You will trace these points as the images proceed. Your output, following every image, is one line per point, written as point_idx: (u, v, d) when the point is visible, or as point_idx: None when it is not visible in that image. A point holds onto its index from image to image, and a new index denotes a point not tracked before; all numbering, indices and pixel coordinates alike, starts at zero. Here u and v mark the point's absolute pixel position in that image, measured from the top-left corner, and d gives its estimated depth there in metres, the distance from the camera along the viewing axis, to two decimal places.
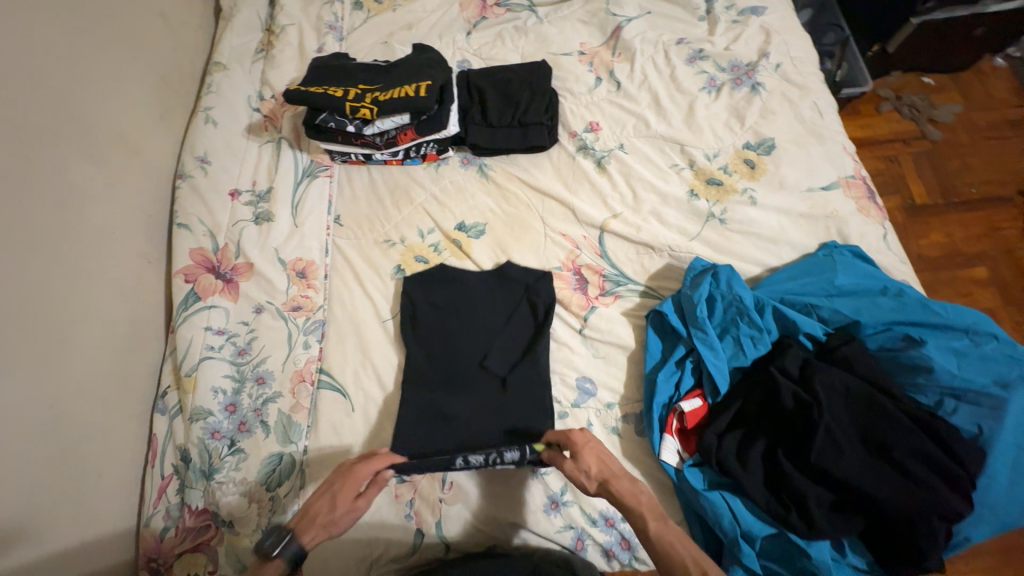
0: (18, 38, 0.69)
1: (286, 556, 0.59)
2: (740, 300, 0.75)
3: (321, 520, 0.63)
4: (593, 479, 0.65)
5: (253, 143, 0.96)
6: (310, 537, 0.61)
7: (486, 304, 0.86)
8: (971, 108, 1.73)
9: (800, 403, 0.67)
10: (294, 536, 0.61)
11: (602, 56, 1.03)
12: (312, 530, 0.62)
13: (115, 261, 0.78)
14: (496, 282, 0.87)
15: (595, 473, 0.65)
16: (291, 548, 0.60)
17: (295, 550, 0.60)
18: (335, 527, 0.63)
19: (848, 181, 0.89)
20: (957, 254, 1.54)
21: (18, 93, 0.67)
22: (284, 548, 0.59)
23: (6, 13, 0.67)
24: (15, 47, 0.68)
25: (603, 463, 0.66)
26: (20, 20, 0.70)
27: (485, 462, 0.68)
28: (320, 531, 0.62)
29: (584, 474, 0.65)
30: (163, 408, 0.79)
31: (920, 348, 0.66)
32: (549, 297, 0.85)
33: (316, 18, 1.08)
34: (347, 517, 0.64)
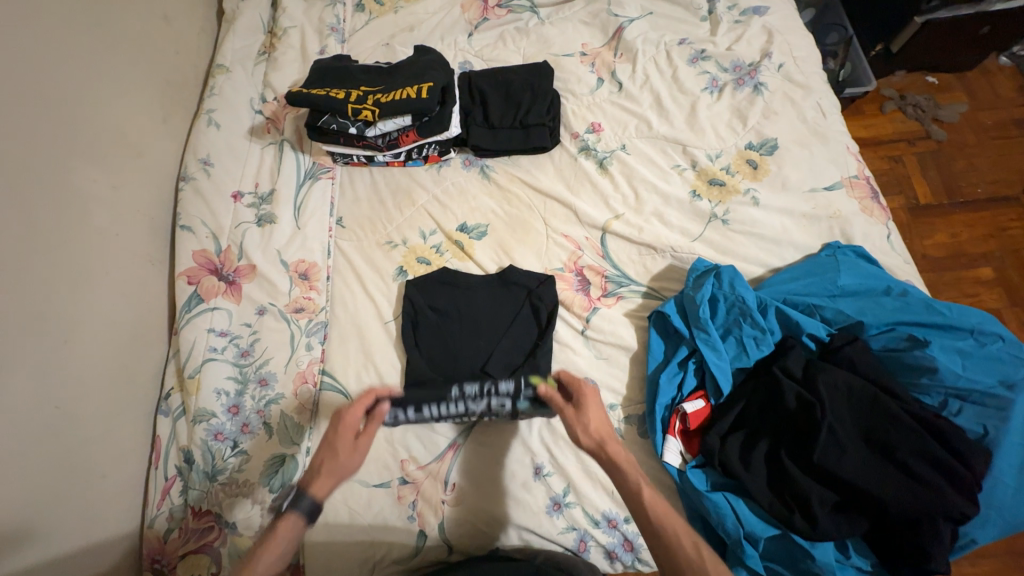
0: (22, 42, 0.69)
1: (301, 511, 0.59)
2: (743, 300, 0.74)
3: (324, 474, 0.61)
4: (591, 434, 0.62)
5: (255, 145, 0.96)
6: (318, 490, 0.60)
7: (486, 306, 0.85)
8: (976, 107, 1.72)
9: (802, 403, 0.66)
10: (305, 492, 0.60)
11: (604, 57, 1.03)
12: (319, 485, 0.60)
13: (118, 263, 0.79)
14: (498, 283, 0.87)
15: (592, 429, 0.62)
16: (301, 504, 0.59)
17: (308, 504, 0.59)
18: (339, 476, 0.62)
19: (852, 182, 0.88)
20: (963, 254, 1.53)
21: (22, 95, 0.68)
22: (295, 504, 0.60)
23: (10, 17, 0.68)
24: (19, 51, 0.68)
25: (603, 423, 0.63)
26: (23, 23, 0.70)
27: (480, 391, 0.71)
28: (326, 485, 0.61)
29: (581, 425, 0.63)
30: (166, 410, 0.79)
31: (924, 349, 0.65)
32: (551, 297, 0.84)
33: (318, 20, 1.08)
34: (349, 463, 0.62)
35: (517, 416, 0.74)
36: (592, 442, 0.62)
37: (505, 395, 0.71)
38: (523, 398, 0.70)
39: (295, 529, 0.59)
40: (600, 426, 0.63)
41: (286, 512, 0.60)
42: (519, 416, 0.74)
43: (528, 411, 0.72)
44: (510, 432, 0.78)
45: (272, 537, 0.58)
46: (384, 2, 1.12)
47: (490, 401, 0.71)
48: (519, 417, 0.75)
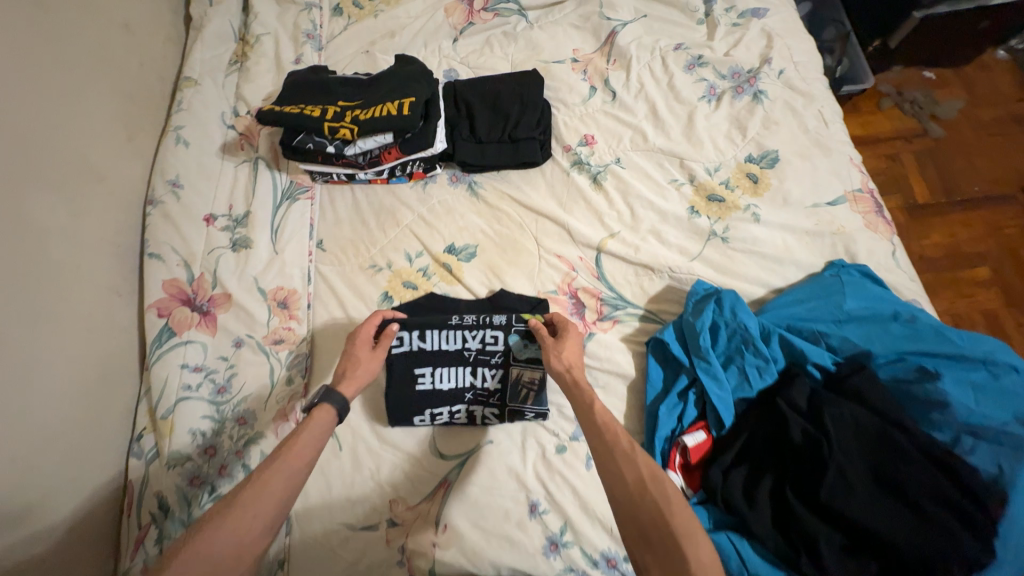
0: None
1: (334, 403, 0.65)
2: (745, 328, 0.71)
3: (351, 377, 0.69)
4: (562, 360, 0.70)
5: (229, 163, 0.91)
6: (346, 391, 0.68)
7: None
8: (973, 103, 1.69)
9: (809, 438, 0.62)
10: (337, 390, 0.67)
11: (596, 63, 0.98)
12: (349, 382, 0.68)
13: (81, 297, 0.73)
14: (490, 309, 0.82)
15: (565, 357, 0.71)
16: (334, 396, 0.65)
17: (340, 399, 0.65)
18: (361, 378, 0.70)
19: (856, 195, 0.85)
20: (960, 255, 1.51)
21: None
22: (328, 398, 0.65)
23: None
24: None
25: (575, 355, 0.71)
26: None
27: (475, 322, 0.79)
28: (354, 384, 0.69)
29: (555, 354, 0.71)
30: (138, 452, 0.74)
31: (934, 382, 0.62)
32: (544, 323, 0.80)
33: (293, 26, 1.02)
34: (370, 367, 0.71)
35: (511, 365, 0.79)
36: (561, 365, 0.70)
37: (498, 327, 0.78)
38: (514, 331, 0.78)
39: (327, 421, 0.63)
40: (570, 356, 0.71)
41: (317, 407, 0.64)
42: (512, 365, 0.79)
43: (520, 352, 0.79)
44: (504, 466, 0.75)
45: (308, 426, 0.62)
46: (363, 6, 1.06)
47: (484, 333, 0.79)
48: (512, 371, 0.79)
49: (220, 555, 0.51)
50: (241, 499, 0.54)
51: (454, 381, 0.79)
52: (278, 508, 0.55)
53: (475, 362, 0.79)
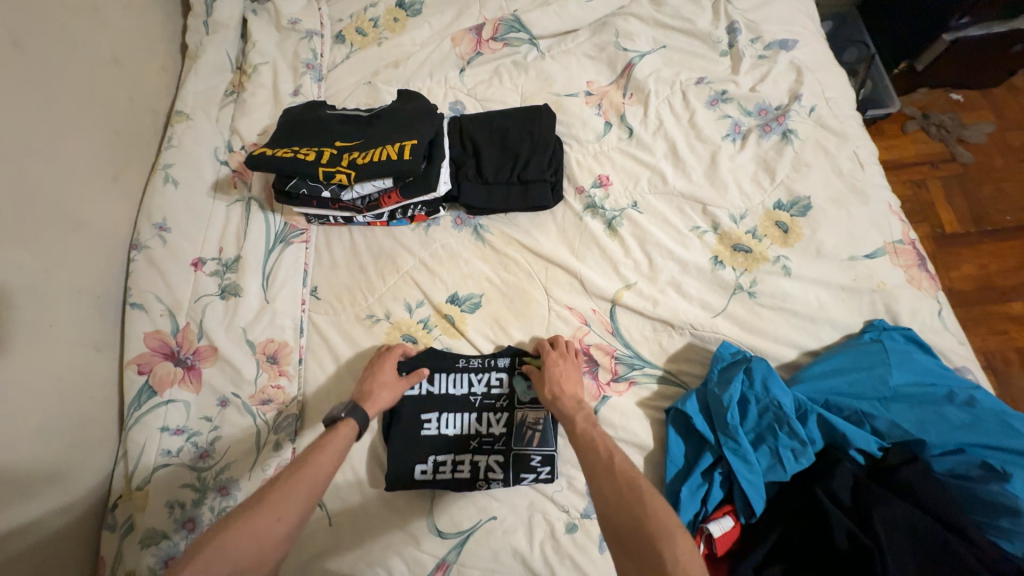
0: None
1: (357, 417, 0.65)
2: (779, 405, 0.64)
3: (373, 395, 0.69)
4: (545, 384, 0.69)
5: (220, 203, 0.86)
6: (369, 408, 0.67)
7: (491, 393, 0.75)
8: (1005, 127, 1.60)
9: (856, 545, 0.55)
10: (362, 405, 0.67)
11: (612, 97, 0.92)
12: (372, 400, 0.68)
13: (55, 357, 0.67)
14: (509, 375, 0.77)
15: (553, 377, 0.70)
16: (358, 411, 0.65)
17: (363, 414, 0.65)
18: (380, 400, 0.69)
19: (896, 247, 0.77)
20: (993, 288, 1.42)
21: None
22: (352, 412, 0.65)
23: None
24: None
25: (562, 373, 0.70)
26: None
27: (481, 365, 0.76)
28: (375, 404, 0.68)
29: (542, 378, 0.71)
30: (110, 525, 0.69)
31: (1003, 484, 0.54)
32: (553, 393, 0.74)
33: (292, 55, 0.97)
34: (391, 392, 0.70)
35: (515, 408, 0.74)
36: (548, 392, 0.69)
37: (502, 370, 0.76)
38: (518, 372, 0.75)
39: (350, 435, 0.63)
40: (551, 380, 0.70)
41: (342, 420, 0.64)
42: (517, 409, 0.74)
43: (524, 395, 0.74)
44: (509, 547, 0.68)
45: (331, 437, 0.62)
46: (367, 33, 1.00)
47: (489, 376, 0.76)
48: (517, 415, 0.74)
49: (243, 556, 0.49)
50: (271, 496, 0.53)
51: (459, 428, 0.73)
52: (301, 511, 0.54)
53: (481, 407, 0.74)
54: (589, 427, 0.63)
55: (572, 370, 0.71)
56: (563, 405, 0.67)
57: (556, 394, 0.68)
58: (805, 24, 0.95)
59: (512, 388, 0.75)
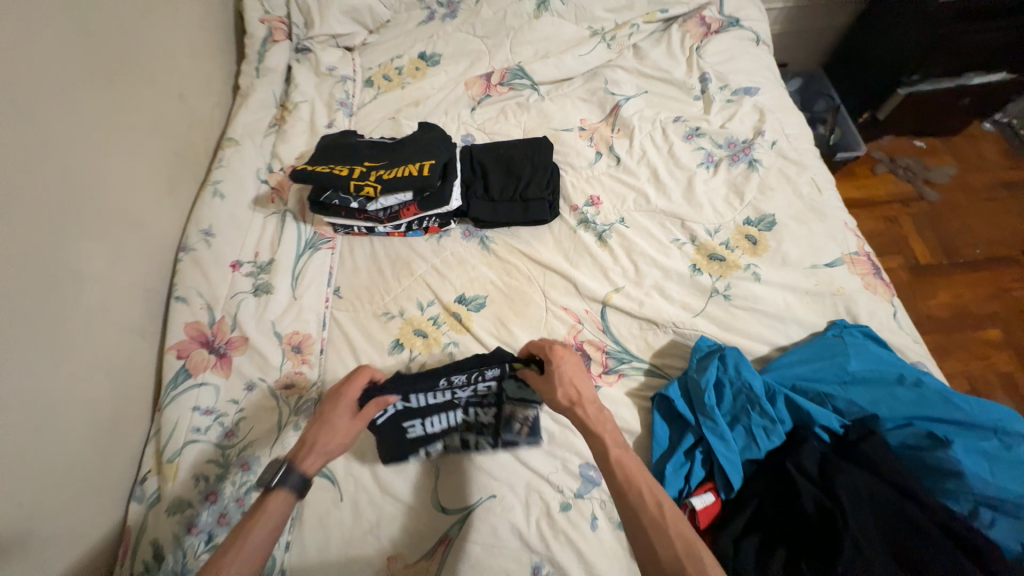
0: (49, 128, 0.71)
1: (289, 484, 0.62)
2: (750, 387, 0.71)
3: (317, 445, 0.67)
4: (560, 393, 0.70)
5: (259, 215, 0.98)
6: (308, 465, 0.65)
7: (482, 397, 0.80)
8: (964, 170, 1.77)
9: (821, 508, 0.60)
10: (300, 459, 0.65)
11: (602, 132, 1.07)
12: (314, 454, 0.66)
13: (109, 338, 0.76)
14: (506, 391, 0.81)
15: (567, 381, 0.71)
16: (292, 476, 0.63)
17: (297, 478, 0.63)
18: (325, 448, 0.67)
19: (853, 258, 0.88)
20: (968, 314, 1.51)
21: (41, 179, 0.68)
22: (284, 479, 0.62)
23: (41, 106, 0.70)
24: (44, 135, 0.70)
25: (576, 379, 0.71)
26: (52, 108, 0.72)
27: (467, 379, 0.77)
28: (319, 455, 0.66)
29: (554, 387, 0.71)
30: (139, 496, 0.74)
31: (946, 450, 0.61)
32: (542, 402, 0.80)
33: (328, 95, 1.14)
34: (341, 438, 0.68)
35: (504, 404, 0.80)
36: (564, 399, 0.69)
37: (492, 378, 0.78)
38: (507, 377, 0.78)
39: (283, 506, 0.61)
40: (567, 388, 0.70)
41: (274, 488, 0.62)
42: (505, 403, 0.80)
43: (514, 392, 0.79)
44: (507, 524, 0.73)
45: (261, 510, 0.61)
46: (392, 78, 1.18)
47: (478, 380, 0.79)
48: (506, 409, 0.80)
49: None
50: None
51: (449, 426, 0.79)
52: None
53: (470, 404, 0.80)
54: (622, 453, 0.63)
55: (582, 374, 0.72)
56: (584, 416, 0.67)
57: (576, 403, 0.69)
58: (766, 75, 1.11)
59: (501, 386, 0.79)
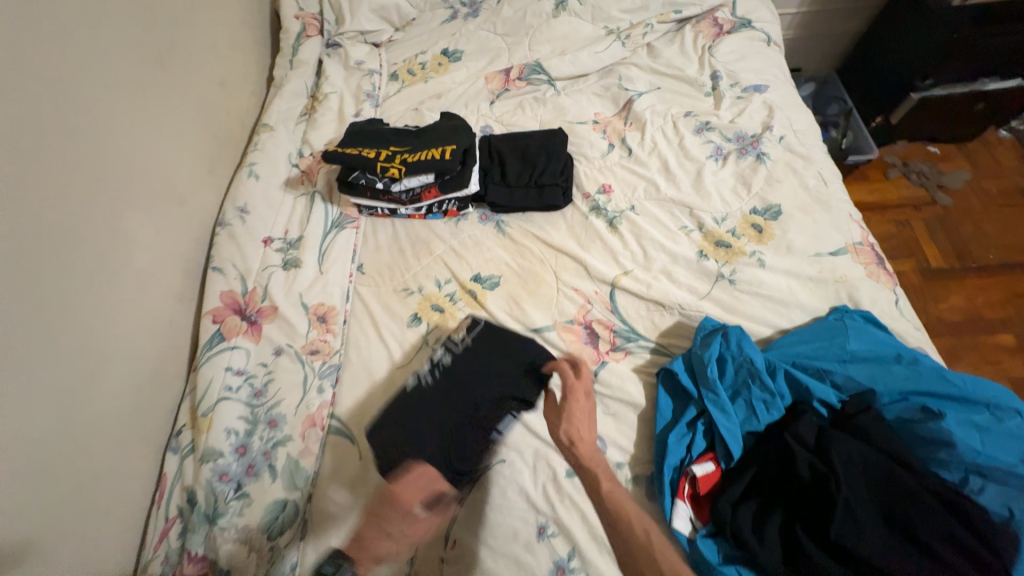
0: (108, 107, 0.78)
1: None
2: (751, 361, 0.75)
3: (369, 546, 0.66)
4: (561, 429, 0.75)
5: (289, 195, 1.05)
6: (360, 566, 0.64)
7: (477, 363, 0.82)
8: (979, 176, 1.76)
9: (817, 473, 0.63)
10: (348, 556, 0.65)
11: (615, 125, 1.11)
12: (364, 556, 0.65)
13: (152, 301, 0.83)
14: (490, 335, 0.85)
15: (572, 421, 0.75)
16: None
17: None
18: (373, 551, 0.66)
19: (856, 248, 0.91)
20: (981, 319, 1.49)
21: (100, 152, 0.75)
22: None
23: (102, 85, 0.77)
24: (105, 113, 0.77)
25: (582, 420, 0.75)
26: (112, 88, 0.79)
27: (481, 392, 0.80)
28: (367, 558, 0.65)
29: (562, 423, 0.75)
30: (176, 447, 0.80)
31: (939, 422, 0.64)
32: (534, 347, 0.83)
33: (356, 87, 1.20)
34: (388, 542, 0.67)
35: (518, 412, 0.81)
36: (563, 432, 0.74)
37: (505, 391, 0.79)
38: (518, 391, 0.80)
39: None
40: (569, 425, 0.75)
41: None
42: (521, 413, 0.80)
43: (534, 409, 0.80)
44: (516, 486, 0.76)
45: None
46: (416, 73, 1.24)
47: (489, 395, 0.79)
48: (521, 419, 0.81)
49: None
50: None
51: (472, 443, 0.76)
52: None
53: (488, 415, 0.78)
54: (614, 487, 0.68)
55: (588, 412, 0.76)
56: (579, 454, 0.72)
57: (573, 441, 0.73)
58: (776, 74, 1.15)
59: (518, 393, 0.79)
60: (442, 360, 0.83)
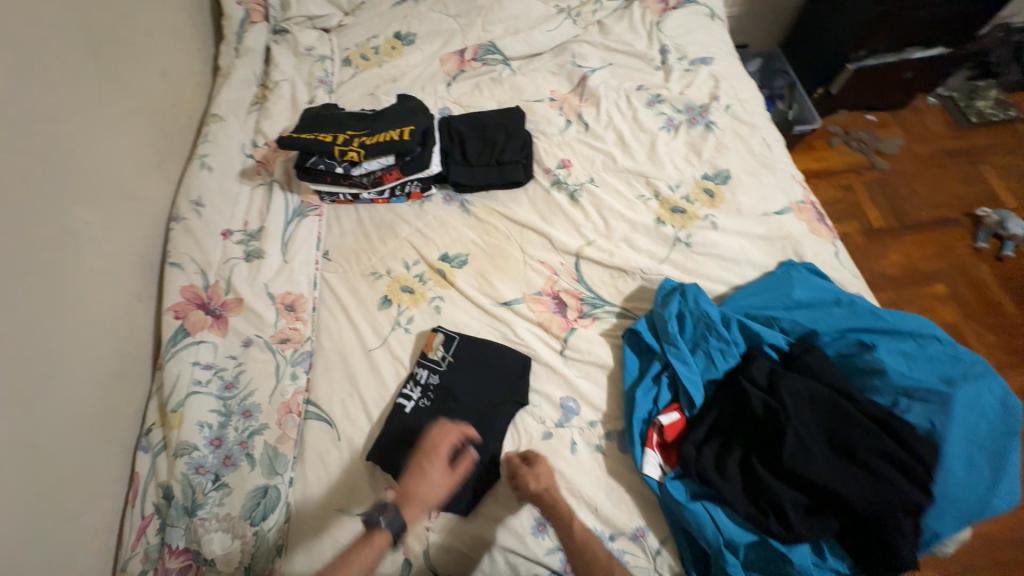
0: (43, 97, 0.74)
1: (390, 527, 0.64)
2: (707, 315, 0.80)
3: (418, 497, 0.68)
4: (539, 481, 0.72)
5: (246, 186, 1.02)
6: (410, 512, 0.66)
7: (466, 379, 0.82)
8: (912, 140, 1.84)
9: (769, 409, 0.70)
10: (400, 511, 0.66)
11: (570, 102, 1.14)
12: (414, 504, 0.67)
13: (108, 299, 0.80)
14: (469, 350, 0.85)
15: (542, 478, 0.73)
16: (395, 518, 0.65)
17: (398, 523, 0.64)
18: (422, 501, 0.67)
19: (799, 206, 0.97)
20: (918, 272, 1.58)
21: (39, 143, 0.72)
22: (387, 522, 0.64)
23: (35, 73, 0.73)
24: (41, 103, 0.73)
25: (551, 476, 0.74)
26: (45, 76, 0.75)
27: (469, 409, 0.79)
28: (417, 508, 0.67)
29: (532, 475, 0.73)
30: (146, 446, 0.79)
31: (872, 352, 0.72)
32: (518, 357, 0.84)
33: (308, 73, 1.18)
34: (438, 490, 0.68)
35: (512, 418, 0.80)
36: (539, 485, 0.72)
37: (494, 398, 0.80)
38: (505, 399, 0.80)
39: (384, 544, 0.64)
40: (546, 477, 0.73)
41: (379, 528, 0.64)
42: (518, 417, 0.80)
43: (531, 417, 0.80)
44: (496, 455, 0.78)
45: (363, 546, 0.63)
46: (369, 57, 1.22)
47: (478, 400, 0.80)
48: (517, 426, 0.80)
49: None
50: None
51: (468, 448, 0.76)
52: None
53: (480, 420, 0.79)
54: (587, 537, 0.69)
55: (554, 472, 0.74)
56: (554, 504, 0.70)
57: (553, 494, 0.71)
58: (720, 47, 1.20)
59: (507, 395, 0.81)
60: (428, 380, 0.82)
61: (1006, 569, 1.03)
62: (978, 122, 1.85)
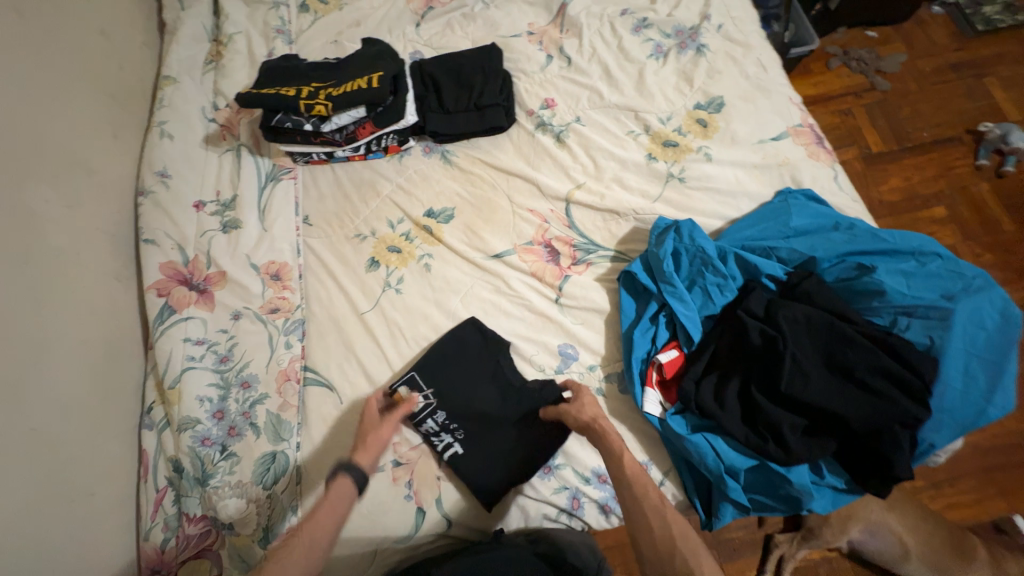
0: None
1: (352, 475, 0.65)
2: (703, 251, 0.78)
3: (368, 445, 0.70)
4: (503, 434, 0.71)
5: (212, 153, 0.96)
6: (365, 461, 0.68)
7: (452, 379, 0.78)
8: (917, 56, 1.72)
9: (766, 337, 0.70)
10: (359, 460, 0.68)
11: (550, 34, 1.05)
12: (368, 453, 0.69)
13: (85, 280, 0.78)
14: (443, 345, 0.80)
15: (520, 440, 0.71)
16: (355, 467, 0.66)
17: (359, 470, 0.66)
18: (372, 446, 0.70)
19: (796, 130, 0.92)
20: (916, 196, 1.54)
21: None
22: (347, 470, 0.66)
23: None
24: None
25: None
26: None
27: (459, 395, 0.78)
28: (369, 456, 0.69)
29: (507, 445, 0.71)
30: (150, 424, 0.79)
31: (871, 274, 0.72)
32: (471, 326, 0.81)
33: (262, 23, 1.07)
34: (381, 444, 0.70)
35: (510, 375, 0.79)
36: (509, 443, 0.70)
37: (477, 376, 0.79)
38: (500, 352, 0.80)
39: (348, 492, 0.64)
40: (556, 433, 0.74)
41: (339, 477, 0.65)
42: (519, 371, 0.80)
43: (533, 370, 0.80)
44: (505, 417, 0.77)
45: (330, 500, 0.63)
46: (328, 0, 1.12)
47: (465, 378, 0.79)
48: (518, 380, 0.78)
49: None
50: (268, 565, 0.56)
51: (466, 409, 0.77)
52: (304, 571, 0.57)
53: (471, 397, 0.78)
54: None
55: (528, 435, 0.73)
56: None
57: None
58: None
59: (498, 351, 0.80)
60: (442, 420, 0.76)
61: (993, 474, 1.08)
62: (984, 30, 1.73)
